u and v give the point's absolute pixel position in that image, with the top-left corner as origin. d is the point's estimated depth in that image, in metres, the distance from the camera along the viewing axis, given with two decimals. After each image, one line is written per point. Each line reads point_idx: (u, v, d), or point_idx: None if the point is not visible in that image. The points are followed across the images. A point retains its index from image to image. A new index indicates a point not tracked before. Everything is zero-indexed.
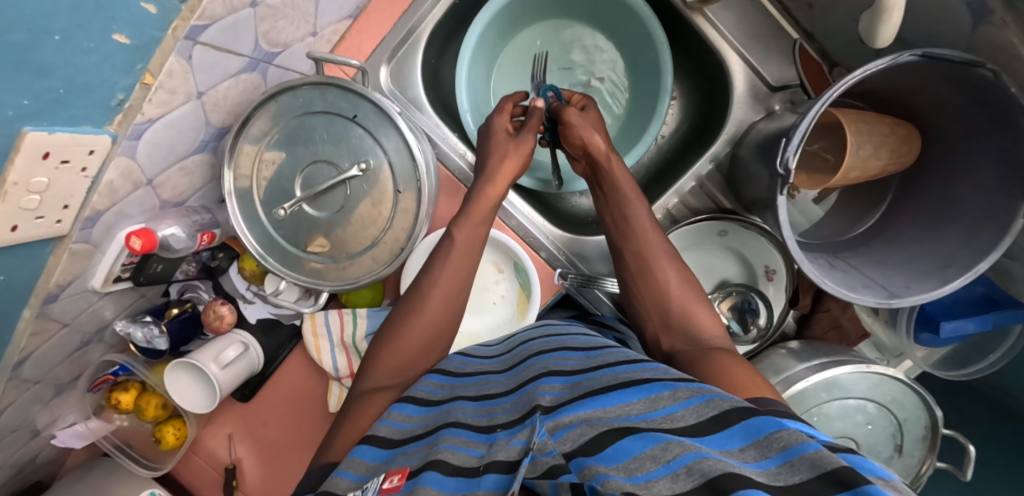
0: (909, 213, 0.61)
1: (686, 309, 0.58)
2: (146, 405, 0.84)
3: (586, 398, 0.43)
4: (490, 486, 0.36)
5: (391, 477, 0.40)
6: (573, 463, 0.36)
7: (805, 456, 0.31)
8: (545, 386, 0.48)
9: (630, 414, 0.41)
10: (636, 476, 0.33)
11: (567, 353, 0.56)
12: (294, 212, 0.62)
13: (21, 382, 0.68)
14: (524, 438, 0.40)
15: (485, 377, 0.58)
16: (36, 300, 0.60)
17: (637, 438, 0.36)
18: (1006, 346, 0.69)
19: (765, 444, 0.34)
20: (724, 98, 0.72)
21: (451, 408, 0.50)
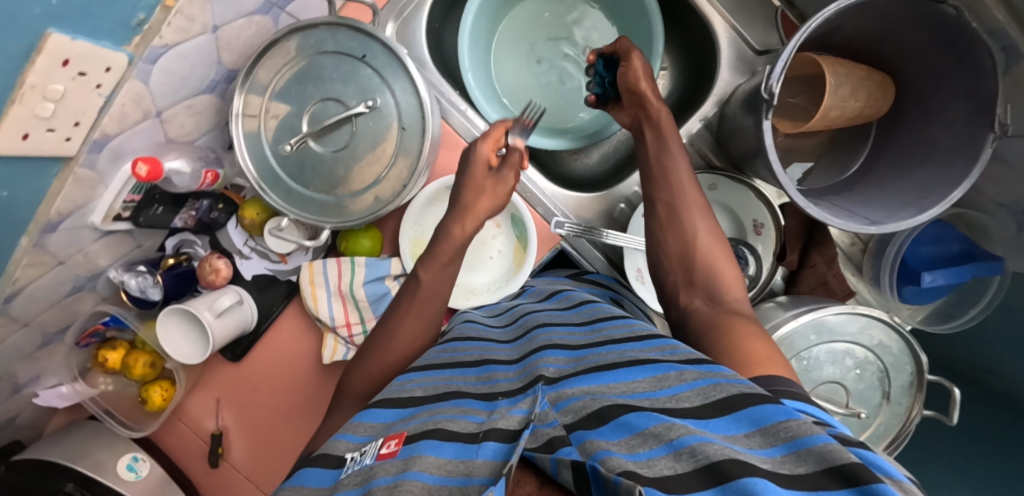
0: (886, 158, 0.64)
1: (711, 262, 0.59)
2: (134, 363, 0.83)
3: (589, 377, 0.48)
4: (489, 453, 0.38)
5: (388, 443, 0.43)
6: (573, 436, 0.40)
7: (812, 448, 0.32)
8: (549, 359, 0.52)
9: (634, 392, 0.44)
10: (636, 454, 0.36)
11: (567, 326, 0.61)
12: (299, 149, 0.64)
13: (10, 320, 0.67)
14: (525, 408, 0.44)
15: (487, 342, 0.63)
16: (35, 227, 0.60)
17: (641, 417, 0.40)
18: (985, 300, 0.73)
19: (772, 433, 0.35)
20: (712, 62, 0.76)
21: (451, 379, 0.53)
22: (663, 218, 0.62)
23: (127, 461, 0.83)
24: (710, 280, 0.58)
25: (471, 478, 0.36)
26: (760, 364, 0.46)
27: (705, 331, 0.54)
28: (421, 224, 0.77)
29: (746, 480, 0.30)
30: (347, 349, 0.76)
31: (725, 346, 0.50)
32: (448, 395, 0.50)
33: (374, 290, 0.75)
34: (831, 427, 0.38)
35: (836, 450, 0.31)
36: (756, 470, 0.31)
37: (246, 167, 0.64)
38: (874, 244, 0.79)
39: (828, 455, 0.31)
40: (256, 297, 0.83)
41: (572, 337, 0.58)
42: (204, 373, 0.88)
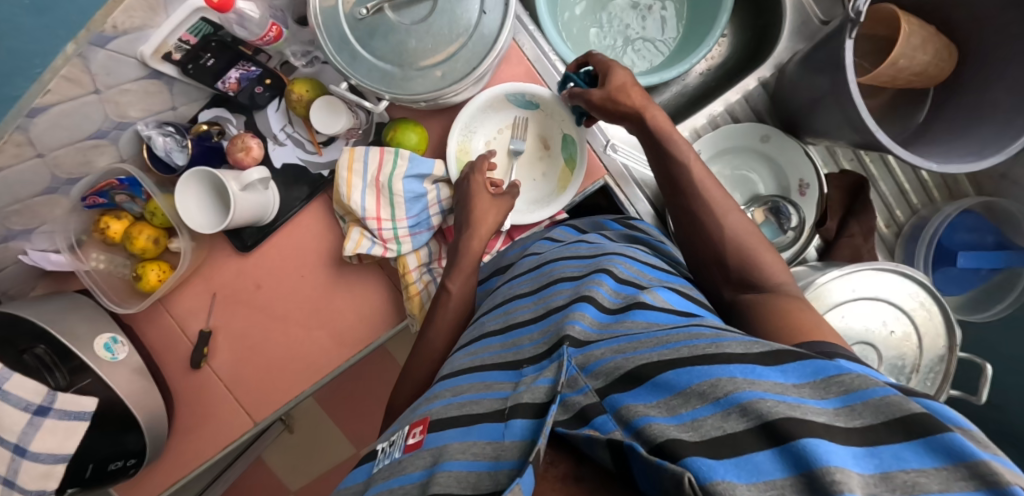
0: (943, 124, 0.66)
1: (749, 247, 0.55)
2: (136, 235, 0.78)
3: (620, 338, 0.42)
4: (517, 433, 0.36)
5: (413, 431, 0.43)
6: (607, 401, 0.36)
7: (871, 401, 0.28)
8: (578, 316, 0.46)
9: (668, 343, 0.38)
10: (679, 414, 0.32)
11: (605, 276, 0.52)
12: (374, 16, 0.63)
13: (24, 142, 0.62)
14: (551, 377, 0.40)
15: (514, 303, 0.58)
16: (87, 36, 0.56)
17: (679, 372, 0.34)
18: (1014, 295, 0.74)
19: (824, 385, 0.30)
20: (776, 28, 0.78)
21: (479, 351, 0.52)
22: (685, 216, 0.60)
23: (105, 340, 0.76)
24: (745, 266, 0.54)
25: (499, 462, 0.35)
26: (812, 332, 0.44)
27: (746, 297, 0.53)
28: (470, 130, 0.78)
29: (804, 441, 0.26)
30: (372, 245, 0.72)
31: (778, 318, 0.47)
32: (473, 371, 0.48)
33: (411, 188, 0.74)
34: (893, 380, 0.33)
35: (899, 400, 0.27)
36: (816, 424, 0.27)
37: (315, 15, 0.63)
38: (909, 228, 0.80)
39: (888, 407, 0.27)
40: (281, 190, 0.79)
41: (606, 292, 0.50)
42: (208, 263, 0.83)
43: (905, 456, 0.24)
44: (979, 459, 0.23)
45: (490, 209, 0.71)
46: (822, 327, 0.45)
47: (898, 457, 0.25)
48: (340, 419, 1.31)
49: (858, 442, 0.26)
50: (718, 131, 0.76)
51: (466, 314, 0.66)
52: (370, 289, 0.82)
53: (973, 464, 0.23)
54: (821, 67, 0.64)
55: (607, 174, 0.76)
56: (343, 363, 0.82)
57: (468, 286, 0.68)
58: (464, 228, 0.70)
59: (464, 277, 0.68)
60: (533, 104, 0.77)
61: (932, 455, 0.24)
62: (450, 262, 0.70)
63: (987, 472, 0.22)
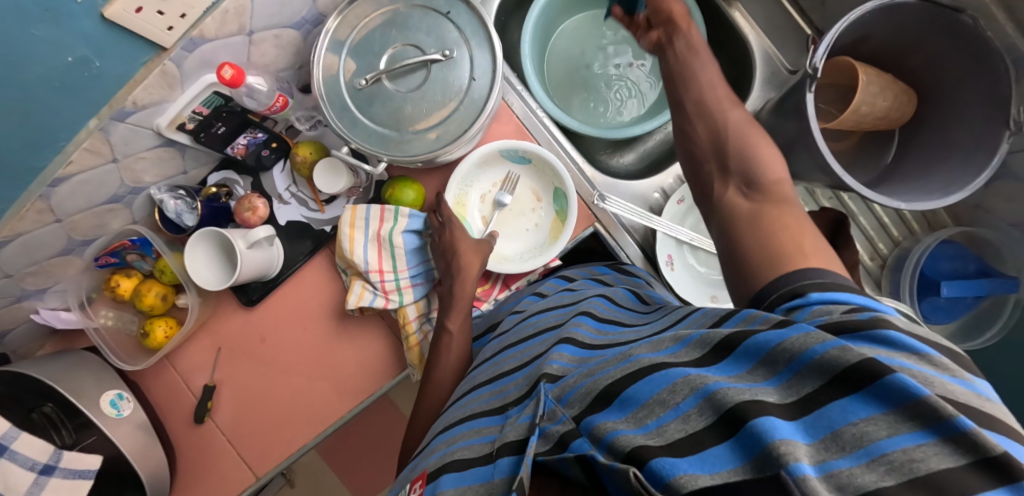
0: (910, 162, 0.70)
1: (750, 146, 0.50)
2: (145, 293, 0.81)
3: (592, 363, 0.44)
4: (504, 470, 0.40)
5: (415, 484, 0.46)
6: (582, 424, 0.39)
7: (812, 363, 0.30)
8: (556, 354, 0.48)
9: (631, 358, 0.41)
10: (646, 424, 0.35)
11: (585, 318, 0.55)
12: (372, 85, 0.68)
13: (45, 209, 0.66)
14: (530, 412, 0.43)
15: (504, 355, 0.60)
16: (109, 111, 0.61)
17: (641, 384, 0.37)
18: (1000, 322, 0.77)
19: (771, 361, 0.33)
20: (748, 78, 0.83)
21: (470, 401, 0.54)
22: (694, 114, 0.56)
23: (111, 397, 0.78)
24: (745, 164, 0.48)
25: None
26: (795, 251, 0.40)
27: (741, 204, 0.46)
28: (466, 185, 0.81)
29: (756, 421, 0.29)
30: (374, 297, 0.75)
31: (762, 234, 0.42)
32: (466, 420, 0.50)
33: (411, 241, 0.78)
34: (859, 312, 0.33)
35: (833, 355, 0.29)
36: (762, 407, 0.30)
37: (318, 86, 0.68)
38: (892, 260, 0.82)
39: (827, 365, 0.30)
40: (286, 244, 0.83)
41: (586, 331, 0.53)
42: (213, 318, 0.85)
43: (850, 409, 0.28)
44: (917, 395, 0.26)
45: (472, 255, 0.73)
46: (814, 234, 0.40)
47: (849, 409, 0.28)
48: (341, 470, 1.30)
49: (807, 414, 0.29)
50: None
51: (466, 356, 0.68)
52: (370, 338, 0.84)
53: (914, 399, 0.26)
54: (791, 114, 0.69)
55: (596, 221, 0.79)
56: (346, 413, 0.83)
57: (467, 324, 0.70)
58: (450, 274, 0.73)
59: (461, 314, 0.70)
60: (525, 160, 0.81)
61: (875, 404, 0.27)
62: (442, 302, 0.72)
63: (926, 408, 0.26)
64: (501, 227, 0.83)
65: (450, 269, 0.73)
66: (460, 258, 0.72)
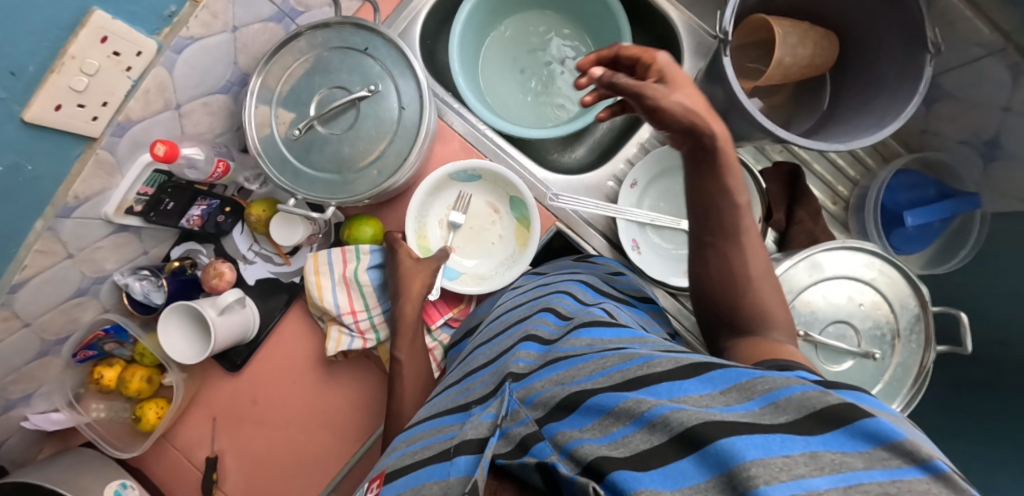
0: (844, 102, 0.71)
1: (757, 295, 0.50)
2: (130, 378, 0.81)
3: (557, 364, 0.44)
4: (461, 469, 0.39)
5: (370, 485, 0.47)
6: (545, 430, 0.39)
7: (789, 398, 0.30)
8: (519, 354, 0.49)
9: (602, 368, 0.41)
10: (610, 433, 0.35)
11: (552, 314, 0.56)
12: (306, 133, 0.68)
13: (11, 317, 0.67)
14: (494, 412, 0.43)
15: (476, 352, 0.61)
16: (53, 210, 0.62)
17: (609, 395, 0.37)
18: (971, 240, 0.77)
19: (747, 388, 0.32)
20: (677, 51, 0.83)
21: (435, 404, 0.55)
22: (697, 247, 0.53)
23: (114, 488, 0.78)
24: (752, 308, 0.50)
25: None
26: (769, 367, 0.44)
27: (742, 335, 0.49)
28: (422, 215, 0.81)
29: (724, 443, 0.28)
30: (352, 340, 0.75)
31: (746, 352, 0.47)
32: (432, 418, 0.51)
33: (377, 276, 0.77)
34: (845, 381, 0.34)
35: (809, 396, 0.29)
36: (730, 426, 0.29)
37: (254, 144, 0.69)
38: (854, 200, 0.82)
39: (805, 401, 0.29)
40: (260, 303, 0.83)
41: (549, 328, 0.53)
42: (203, 389, 0.85)
43: (831, 441, 0.26)
44: (897, 438, 0.25)
45: (415, 276, 0.73)
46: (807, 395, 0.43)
47: (826, 440, 0.26)
48: None
49: (783, 431, 0.28)
50: (645, 159, 0.79)
51: (426, 375, 0.70)
52: (358, 379, 0.84)
53: (892, 443, 0.25)
54: (718, 80, 0.69)
55: (558, 220, 0.80)
56: (348, 459, 0.83)
57: (416, 347, 0.71)
58: (395, 300, 0.73)
59: (410, 340, 0.71)
60: (475, 176, 0.82)
61: (857, 438, 0.26)
62: (393, 327, 0.73)
63: (904, 451, 0.25)
64: (468, 247, 0.84)
65: (393, 292, 0.74)
66: (406, 279, 0.73)
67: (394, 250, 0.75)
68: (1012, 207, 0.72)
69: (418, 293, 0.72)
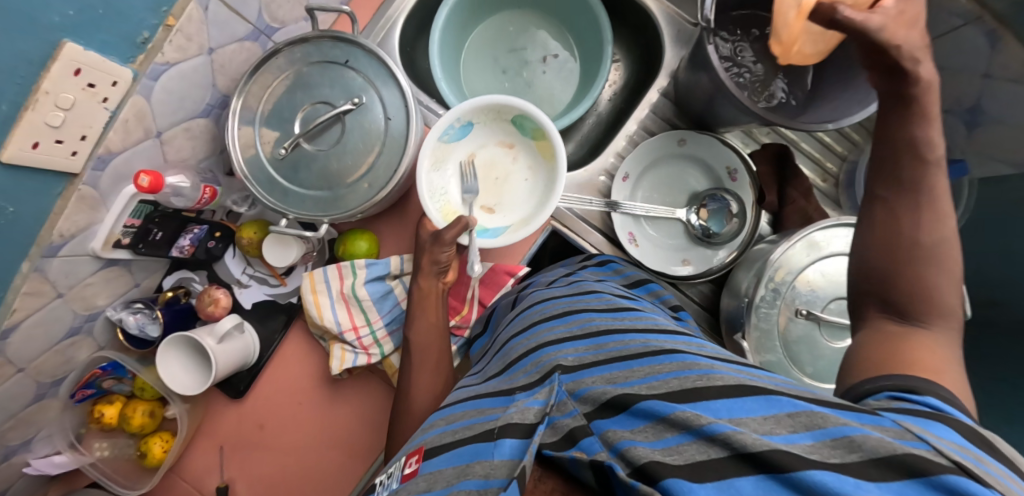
0: (828, 81, 0.71)
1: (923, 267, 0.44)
2: (131, 414, 0.80)
3: (609, 365, 0.48)
4: (506, 452, 0.40)
5: (409, 462, 0.47)
6: (594, 425, 0.42)
7: (862, 437, 0.32)
8: (564, 350, 0.53)
9: (655, 375, 0.44)
10: (664, 439, 0.37)
11: (592, 312, 0.60)
12: (293, 152, 0.68)
13: (4, 362, 0.65)
14: (541, 399, 0.45)
15: (512, 342, 0.63)
16: (38, 250, 0.61)
17: (664, 402, 0.39)
18: (962, 206, 0.77)
19: (813, 421, 0.35)
20: (659, 42, 0.83)
21: (472, 391, 0.57)
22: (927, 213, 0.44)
23: None
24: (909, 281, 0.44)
25: (489, 480, 0.38)
26: (915, 369, 0.40)
27: (888, 326, 0.45)
28: (442, 192, 0.76)
29: (802, 474, 0.30)
30: (357, 356, 0.74)
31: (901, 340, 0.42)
32: (471, 402, 0.53)
33: (375, 290, 0.76)
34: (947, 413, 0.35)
35: (880, 441, 0.31)
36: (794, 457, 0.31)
37: (241, 168, 0.67)
38: (844, 177, 0.83)
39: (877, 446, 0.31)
40: (258, 326, 0.82)
41: (601, 321, 0.57)
42: (207, 418, 0.84)
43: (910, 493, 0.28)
44: None
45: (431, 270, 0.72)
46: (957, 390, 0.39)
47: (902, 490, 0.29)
48: None
49: (857, 474, 0.30)
50: (635, 151, 0.78)
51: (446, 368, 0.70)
52: (367, 396, 0.82)
53: None
54: (704, 66, 0.69)
55: (553, 219, 0.80)
56: (361, 477, 0.82)
57: (441, 346, 0.71)
58: (415, 277, 0.74)
59: (428, 342, 0.70)
60: (467, 124, 0.75)
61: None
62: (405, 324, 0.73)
63: None
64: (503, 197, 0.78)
65: (415, 268, 0.74)
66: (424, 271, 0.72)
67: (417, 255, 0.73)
68: (997, 170, 0.72)
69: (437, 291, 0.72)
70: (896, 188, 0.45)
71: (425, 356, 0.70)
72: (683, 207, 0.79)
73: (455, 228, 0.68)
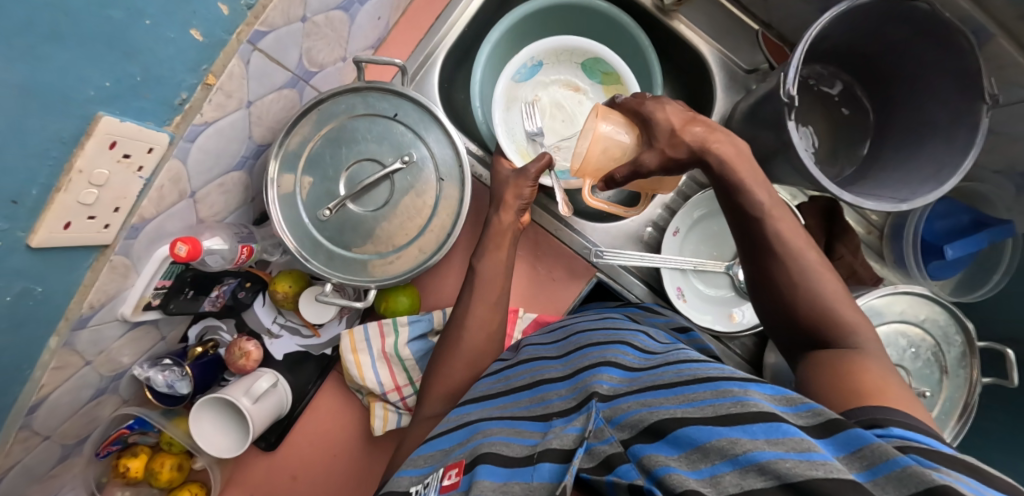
0: (890, 145, 0.70)
1: (815, 296, 0.51)
2: (159, 468, 0.76)
3: (647, 391, 0.46)
4: (544, 475, 0.41)
5: (449, 473, 0.47)
6: (630, 451, 0.40)
7: (897, 473, 0.30)
8: (603, 376, 0.51)
9: (691, 398, 0.42)
10: (699, 468, 0.35)
11: (626, 346, 0.57)
12: (338, 212, 0.64)
13: (31, 435, 0.61)
14: (578, 425, 0.45)
15: (542, 364, 0.61)
16: (66, 324, 0.56)
17: (699, 428, 0.37)
18: (1005, 264, 0.76)
19: (856, 455, 0.32)
20: (707, 86, 0.81)
21: (500, 404, 0.56)
22: (780, 253, 0.53)
23: None
24: (811, 313, 0.51)
25: None
26: (869, 394, 0.41)
27: (820, 354, 0.49)
28: (514, 133, 0.78)
29: None
30: (399, 415, 0.73)
31: (828, 370, 0.46)
32: (503, 418, 0.52)
33: (419, 347, 0.74)
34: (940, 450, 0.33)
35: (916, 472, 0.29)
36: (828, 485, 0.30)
37: (287, 237, 0.63)
38: (889, 230, 0.83)
39: (908, 480, 0.29)
40: (289, 376, 0.79)
41: (630, 357, 0.55)
42: (237, 468, 0.81)
43: None
44: None
45: (498, 268, 0.71)
46: (889, 386, 0.42)
47: None
48: None
49: None
50: (686, 204, 0.77)
51: (473, 370, 0.67)
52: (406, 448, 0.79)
53: None
54: (770, 130, 0.66)
55: (599, 271, 0.78)
56: None
57: (491, 339, 0.69)
58: (494, 209, 0.74)
59: (470, 352, 0.68)
60: (536, 66, 0.80)
61: None
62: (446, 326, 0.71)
63: None
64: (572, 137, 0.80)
65: (494, 202, 0.74)
66: (481, 271, 0.71)
67: (480, 251, 0.73)
68: None
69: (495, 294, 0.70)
70: (757, 249, 0.55)
71: (477, 331, 0.69)
72: (730, 261, 0.78)
73: (539, 163, 0.70)
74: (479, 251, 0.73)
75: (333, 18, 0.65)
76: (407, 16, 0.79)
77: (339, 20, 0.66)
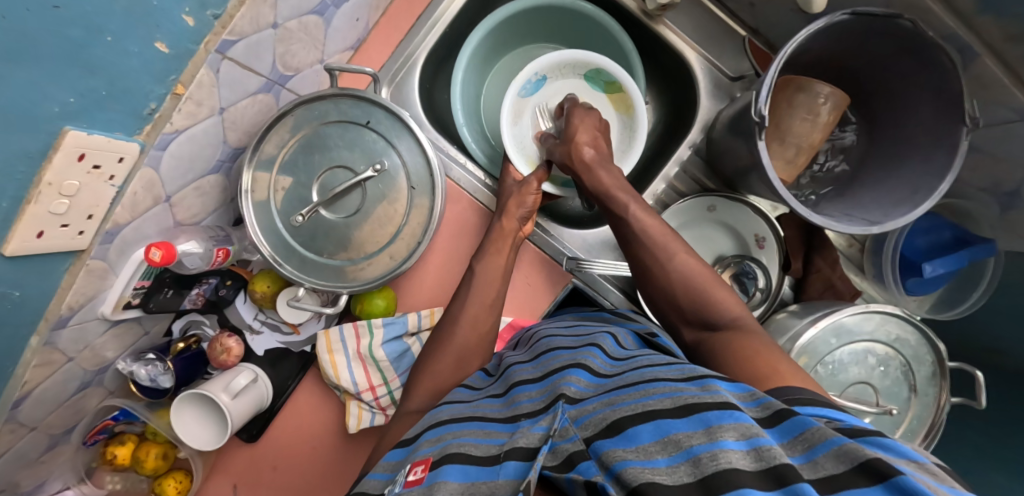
0: (870, 164, 0.69)
1: (706, 296, 0.59)
2: (145, 456, 0.79)
3: (611, 392, 0.47)
4: (510, 473, 0.40)
5: (415, 469, 0.46)
6: (591, 448, 0.40)
7: (835, 450, 0.32)
8: (572, 378, 0.51)
9: (653, 395, 0.43)
10: (656, 460, 0.36)
11: (598, 348, 0.58)
12: (311, 218, 0.65)
13: (17, 426, 0.64)
14: (545, 424, 0.45)
15: (513, 369, 0.61)
16: (46, 325, 0.58)
17: (659, 423, 0.39)
18: (985, 282, 0.75)
19: (798, 438, 0.35)
20: (692, 94, 0.80)
21: (475, 403, 0.55)
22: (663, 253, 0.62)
23: None
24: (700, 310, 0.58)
25: None
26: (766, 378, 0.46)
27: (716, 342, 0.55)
28: (524, 146, 0.80)
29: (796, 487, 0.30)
30: (373, 415, 0.74)
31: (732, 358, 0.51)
32: (470, 419, 0.51)
33: (393, 349, 0.75)
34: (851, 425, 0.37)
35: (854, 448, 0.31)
36: (760, 481, 0.31)
37: (260, 244, 0.64)
38: (871, 244, 0.81)
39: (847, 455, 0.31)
40: (270, 371, 0.81)
41: (599, 361, 0.56)
42: (221, 457, 0.84)
43: None
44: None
45: (497, 267, 0.71)
46: (777, 362, 0.48)
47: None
48: None
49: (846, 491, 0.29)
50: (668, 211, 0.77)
51: (460, 376, 0.65)
52: None
53: None
54: (744, 146, 0.66)
55: (575, 276, 0.79)
56: None
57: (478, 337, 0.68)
58: (496, 217, 0.75)
59: (452, 354, 0.66)
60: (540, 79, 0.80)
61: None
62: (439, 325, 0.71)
63: None
64: None
65: (498, 210, 0.75)
66: (479, 272, 0.71)
67: (479, 254, 0.73)
68: None
69: (490, 294, 0.70)
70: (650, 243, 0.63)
71: (470, 328, 0.68)
72: None
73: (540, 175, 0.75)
74: (483, 248, 0.73)
75: (307, 22, 0.64)
76: (387, 16, 0.78)
77: (314, 24, 0.66)
